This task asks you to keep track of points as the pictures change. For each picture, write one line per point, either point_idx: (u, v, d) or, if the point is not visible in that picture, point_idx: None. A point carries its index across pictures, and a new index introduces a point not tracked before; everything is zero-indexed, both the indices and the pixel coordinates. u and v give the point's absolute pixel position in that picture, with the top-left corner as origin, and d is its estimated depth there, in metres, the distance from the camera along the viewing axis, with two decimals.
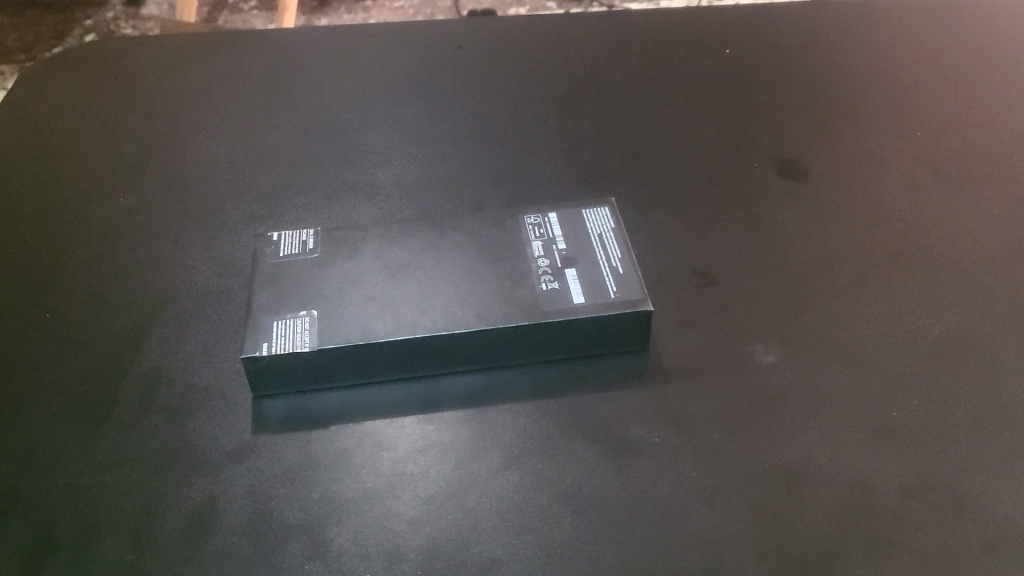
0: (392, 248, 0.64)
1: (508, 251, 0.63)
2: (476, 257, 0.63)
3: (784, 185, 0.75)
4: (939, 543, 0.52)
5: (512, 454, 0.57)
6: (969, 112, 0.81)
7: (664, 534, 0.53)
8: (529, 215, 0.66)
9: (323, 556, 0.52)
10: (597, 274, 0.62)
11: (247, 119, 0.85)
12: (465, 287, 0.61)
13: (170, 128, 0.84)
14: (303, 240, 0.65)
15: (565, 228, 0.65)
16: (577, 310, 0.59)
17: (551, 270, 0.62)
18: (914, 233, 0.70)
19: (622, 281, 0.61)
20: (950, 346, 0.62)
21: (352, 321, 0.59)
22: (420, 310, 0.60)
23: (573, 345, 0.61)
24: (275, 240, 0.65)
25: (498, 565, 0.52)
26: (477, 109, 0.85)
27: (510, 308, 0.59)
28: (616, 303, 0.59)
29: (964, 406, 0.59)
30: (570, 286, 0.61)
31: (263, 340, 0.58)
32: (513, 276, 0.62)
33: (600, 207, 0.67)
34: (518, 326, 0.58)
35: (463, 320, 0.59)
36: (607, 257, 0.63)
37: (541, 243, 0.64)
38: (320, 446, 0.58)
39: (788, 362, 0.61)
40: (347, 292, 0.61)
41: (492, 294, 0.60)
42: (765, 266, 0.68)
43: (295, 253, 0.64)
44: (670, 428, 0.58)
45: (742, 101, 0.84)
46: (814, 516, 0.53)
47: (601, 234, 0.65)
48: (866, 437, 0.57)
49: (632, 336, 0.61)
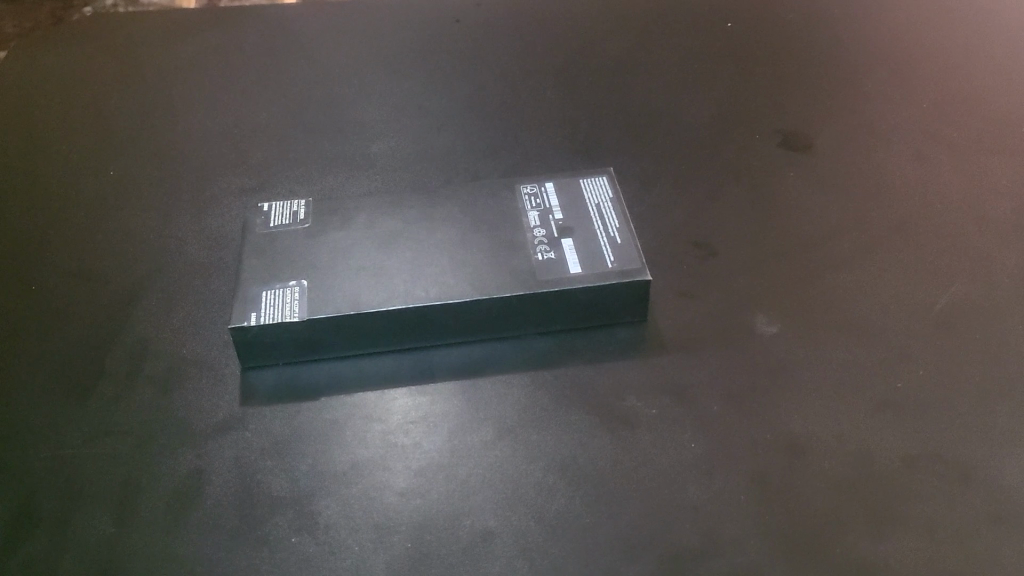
0: (384, 219, 0.63)
1: (502, 221, 0.62)
2: (470, 228, 0.62)
3: (788, 156, 0.73)
4: (946, 515, 0.50)
5: (505, 425, 0.56)
6: (975, 83, 0.79)
7: (662, 505, 0.51)
8: (525, 184, 0.65)
9: (311, 529, 0.51)
10: (594, 243, 0.60)
11: (240, 93, 0.83)
12: (459, 257, 0.59)
13: (163, 103, 0.82)
14: (294, 211, 0.64)
15: (561, 198, 0.63)
16: (572, 280, 0.57)
17: (547, 240, 0.60)
18: (919, 202, 0.69)
19: (621, 251, 0.59)
20: (956, 317, 0.60)
21: (341, 290, 0.58)
22: (413, 280, 0.58)
23: (569, 317, 0.60)
24: (266, 211, 0.64)
25: (490, 538, 0.50)
26: (473, 81, 0.83)
27: (504, 278, 0.58)
28: (614, 273, 0.58)
29: (973, 376, 0.57)
30: (567, 255, 0.59)
31: (251, 310, 0.57)
32: (507, 247, 0.60)
33: (597, 177, 0.65)
34: (512, 296, 0.57)
35: (456, 290, 0.57)
36: (605, 227, 0.61)
37: (537, 214, 0.62)
38: (309, 418, 0.57)
39: (789, 334, 0.60)
40: (337, 261, 0.60)
41: (486, 264, 0.59)
42: (766, 237, 0.66)
43: (285, 224, 0.63)
44: (668, 400, 0.56)
45: (744, 73, 0.82)
46: (817, 486, 0.52)
47: (599, 204, 0.63)
48: (870, 409, 0.55)
49: (629, 306, 0.60)
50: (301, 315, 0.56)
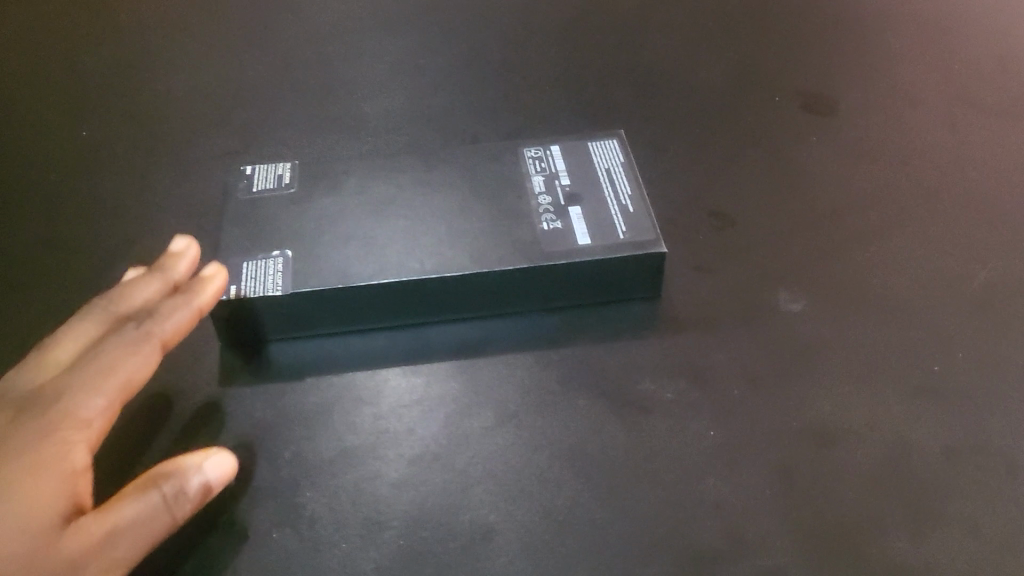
0: (377, 183, 0.58)
1: (504, 187, 0.57)
2: (469, 195, 0.57)
3: (812, 119, 0.68)
4: (990, 513, 0.46)
5: (507, 410, 0.51)
6: (1012, 41, 0.74)
7: (679, 500, 0.47)
8: (528, 147, 0.60)
9: (295, 523, 0.47)
10: (604, 212, 0.55)
11: (225, 47, 0.78)
12: (458, 227, 0.55)
13: (141, 58, 0.77)
14: (279, 174, 0.59)
15: (568, 162, 0.58)
16: (581, 253, 0.53)
17: (554, 209, 0.55)
18: (954, 170, 0.64)
19: (633, 220, 0.54)
20: (997, 294, 0.56)
21: (328, 263, 0.53)
22: (407, 252, 0.53)
23: (577, 292, 0.55)
24: (249, 175, 0.59)
25: (491, 535, 0.46)
26: (474, 37, 0.78)
27: (507, 250, 0.53)
28: (626, 245, 0.53)
29: (1015, 359, 0.52)
30: (575, 225, 0.54)
31: (231, 282, 0.52)
32: (510, 215, 0.55)
33: (607, 140, 0.60)
34: (516, 269, 0.52)
35: (454, 263, 0.53)
36: (616, 195, 0.56)
37: (542, 179, 0.57)
38: (294, 399, 0.52)
39: (815, 312, 0.55)
40: (324, 230, 0.55)
41: (487, 234, 0.54)
42: (790, 206, 0.62)
43: (269, 189, 0.58)
44: (685, 383, 0.52)
45: (763, 31, 0.77)
46: (849, 480, 0.47)
47: (609, 169, 0.58)
48: (904, 395, 0.51)
49: (642, 281, 0.55)
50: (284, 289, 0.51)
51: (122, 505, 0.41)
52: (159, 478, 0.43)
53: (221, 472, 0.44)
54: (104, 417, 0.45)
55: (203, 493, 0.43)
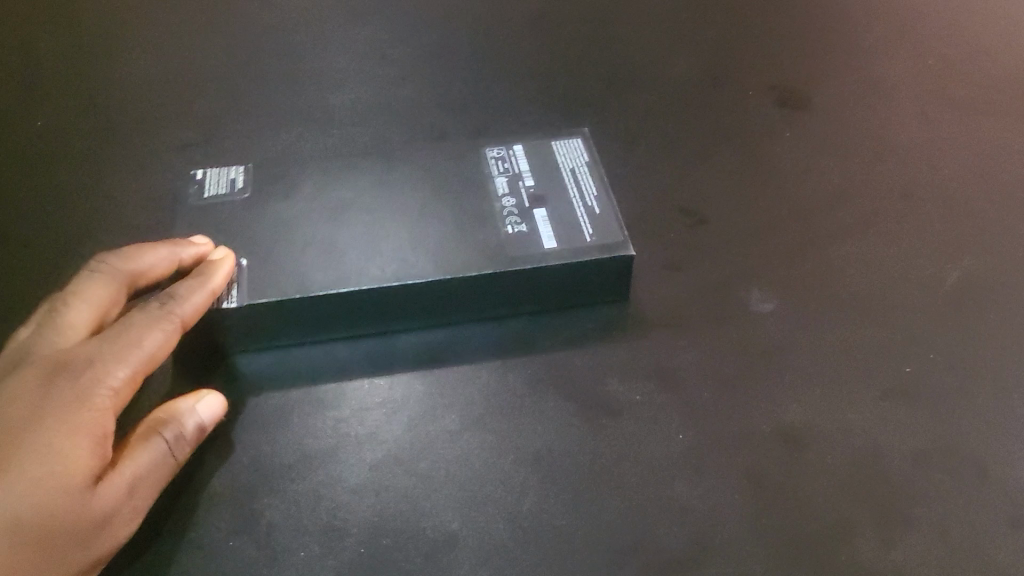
0: (339, 184, 0.56)
1: (467, 189, 0.56)
2: (433, 196, 0.55)
3: (785, 114, 0.67)
4: (959, 518, 0.45)
5: (473, 414, 0.50)
6: (986, 36, 0.73)
7: (646, 506, 0.46)
8: (491, 147, 0.58)
9: (252, 530, 0.45)
10: (570, 214, 0.54)
11: (187, 35, 0.75)
12: (421, 230, 0.53)
13: (99, 45, 0.74)
14: (232, 178, 0.57)
15: (532, 162, 0.57)
16: (547, 256, 0.51)
17: (518, 211, 0.54)
18: (926, 168, 0.63)
19: (599, 222, 0.53)
20: (969, 295, 0.55)
21: (286, 269, 0.51)
22: (368, 259, 0.52)
23: (542, 297, 0.54)
24: (200, 180, 0.57)
25: (454, 543, 0.45)
26: (443, 27, 0.76)
27: (471, 255, 0.52)
28: (593, 248, 0.52)
29: (986, 361, 0.52)
30: (540, 228, 0.53)
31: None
32: (473, 218, 0.54)
33: (571, 138, 0.59)
34: (481, 274, 0.51)
35: (417, 269, 0.51)
36: (581, 196, 0.55)
37: (506, 179, 0.56)
38: (252, 408, 0.50)
39: (786, 312, 0.54)
40: (283, 234, 0.53)
41: (450, 238, 0.53)
42: (761, 204, 0.61)
43: (221, 193, 0.56)
44: (654, 385, 0.51)
45: (737, 24, 0.76)
46: (818, 484, 0.47)
47: (574, 168, 0.57)
48: (874, 397, 0.50)
49: (609, 285, 0.54)
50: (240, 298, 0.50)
51: (138, 456, 0.42)
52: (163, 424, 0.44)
53: (215, 414, 0.46)
54: (127, 389, 0.43)
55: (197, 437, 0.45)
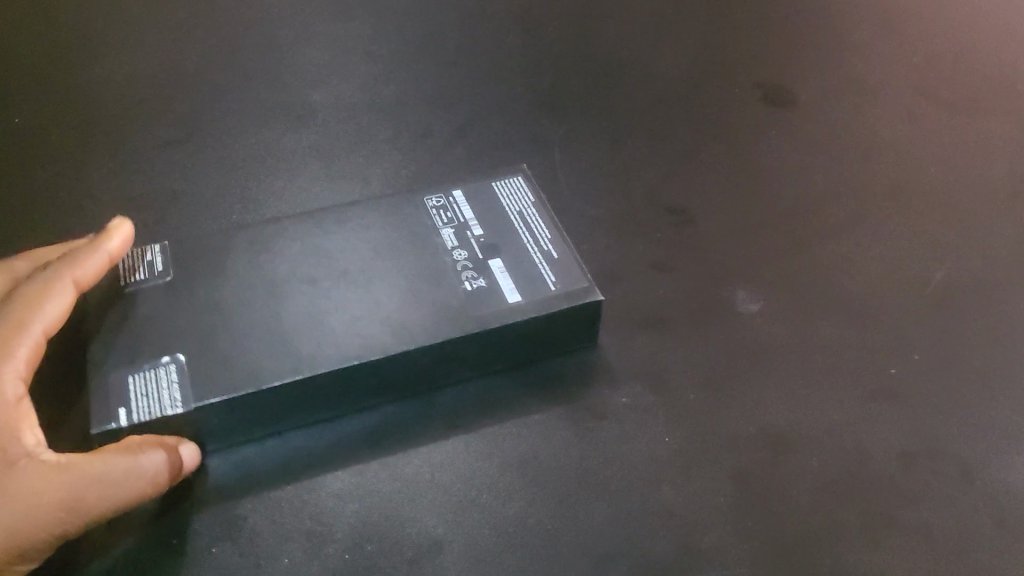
0: (270, 238, 0.53)
1: (410, 242, 0.53)
2: (377, 248, 0.52)
3: (770, 113, 0.67)
4: (946, 519, 0.45)
5: (458, 418, 0.50)
6: (969, 34, 0.73)
7: (633, 509, 0.46)
8: (428, 196, 0.56)
9: (235, 536, 0.45)
10: (527, 262, 0.51)
11: (163, 32, 0.74)
12: (372, 283, 0.50)
13: (76, 41, 0.73)
14: (148, 260, 0.51)
15: (476, 209, 0.55)
16: (513, 312, 0.48)
17: (473, 264, 0.51)
18: (911, 167, 0.63)
19: (561, 267, 0.51)
20: (954, 294, 0.55)
21: (244, 353, 0.46)
22: (328, 316, 0.48)
23: (512, 354, 0.51)
24: (112, 264, 0.51)
25: (439, 547, 0.44)
26: (425, 25, 0.75)
27: (431, 314, 0.48)
28: (560, 298, 0.49)
29: (971, 361, 0.52)
30: (499, 281, 0.50)
31: (119, 403, 0.44)
32: (427, 276, 0.50)
33: (511, 178, 0.57)
34: (446, 340, 0.47)
35: (377, 337, 0.47)
36: (536, 241, 0.53)
37: (452, 231, 0.53)
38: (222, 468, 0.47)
39: (772, 312, 0.54)
40: (225, 302, 0.49)
41: (408, 291, 0.50)
42: (748, 203, 0.60)
43: (138, 277, 0.50)
44: (640, 388, 0.51)
45: (722, 22, 0.75)
46: (805, 485, 0.46)
47: (521, 212, 0.55)
48: (861, 399, 0.50)
49: (579, 334, 0.52)
50: (202, 387, 0.45)
51: (83, 473, 0.41)
52: (137, 447, 0.43)
53: (187, 465, 0.45)
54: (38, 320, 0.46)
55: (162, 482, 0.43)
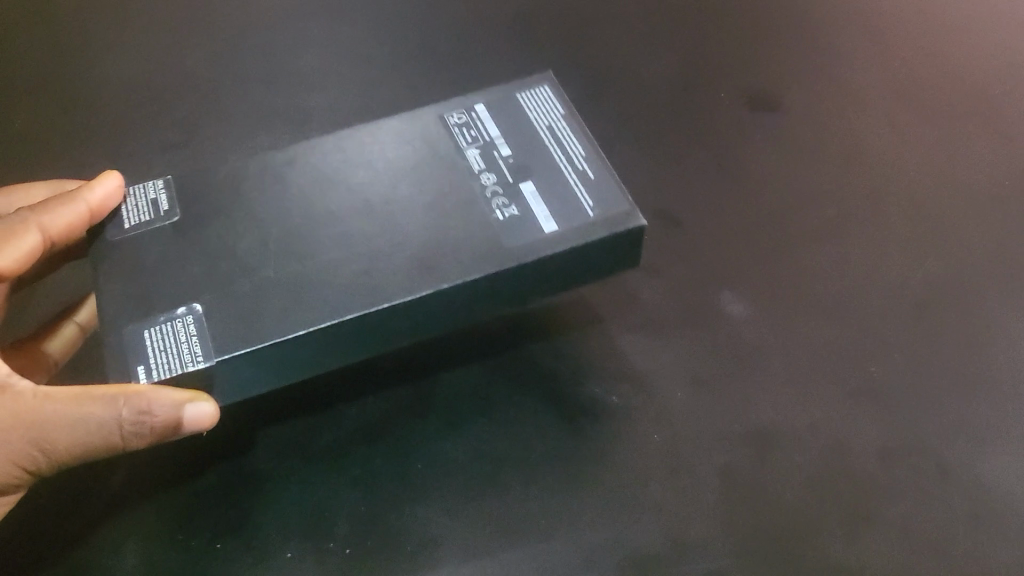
0: (287, 169, 0.50)
1: (435, 164, 0.49)
2: (397, 176, 0.49)
3: (758, 115, 0.69)
4: (921, 514, 0.48)
5: (455, 414, 0.52)
6: (959, 27, 0.74)
7: (623, 507, 0.48)
8: (449, 112, 0.52)
9: (244, 532, 0.48)
10: (561, 184, 0.47)
11: (163, 27, 0.75)
12: (399, 213, 0.47)
13: (72, 42, 0.74)
14: (154, 199, 0.50)
15: (501, 123, 0.51)
16: (548, 246, 0.45)
17: (504, 191, 0.47)
18: (895, 169, 0.65)
19: (597, 188, 0.47)
20: (935, 295, 0.57)
21: (267, 297, 0.45)
22: (348, 255, 0.46)
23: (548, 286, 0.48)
24: (123, 208, 0.50)
25: (435, 542, 0.47)
26: (421, 19, 0.76)
27: (459, 248, 0.46)
28: (599, 226, 0.46)
29: (950, 360, 0.54)
30: (533, 209, 0.47)
31: (137, 361, 0.44)
32: (454, 205, 0.47)
33: (538, 89, 0.52)
34: (478, 280, 0.45)
35: (401, 277, 0.45)
36: (568, 157, 0.48)
37: (478, 152, 0.49)
38: (240, 461, 0.50)
39: (759, 312, 0.56)
40: (238, 243, 0.47)
41: (434, 224, 0.47)
42: (736, 206, 0.62)
43: (145, 220, 0.49)
44: (631, 386, 0.53)
45: (714, 17, 0.76)
46: (787, 482, 0.49)
47: (551, 123, 0.50)
48: (844, 397, 0.52)
49: (621, 256, 0.48)
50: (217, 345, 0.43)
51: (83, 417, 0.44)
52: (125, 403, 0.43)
53: (185, 419, 0.44)
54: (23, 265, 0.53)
55: (171, 427, 0.44)
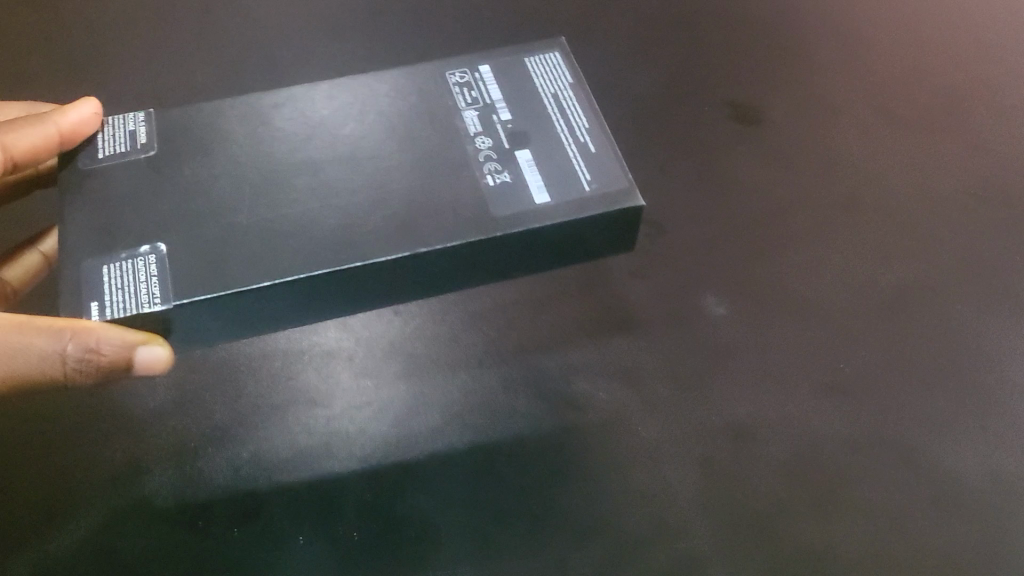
0: (271, 110, 0.51)
1: (432, 123, 0.51)
2: (390, 134, 0.50)
3: (739, 118, 0.71)
4: (886, 499, 0.52)
5: (452, 409, 0.55)
6: (929, 35, 0.77)
7: (610, 495, 0.52)
8: (450, 70, 0.53)
9: (255, 518, 0.51)
10: (559, 155, 0.49)
11: (166, 4, 0.77)
12: (383, 166, 0.49)
13: (56, 33, 0.74)
14: (132, 130, 0.50)
15: (504, 90, 0.52)
16: (537, 214, 0.47)
17: (498, 155, 0.49)
18: (868, 175, 0.68)
19: (595, 163, 0.49)
20: (902, 296, 0.61)
21: (239, 240, 0.45)
22: (333, 208, 0.47)
23: (533, 255, 0.49)
24: (98, 138, 0.51)
25: (436, 527, 0.50)
26: (411, 10, 0.77)
27: (444, 209, 0.47)
28: (593, 201, 0.47)
29: (913, 356, 0.58)
30: (526, 176, 0.48)
31: (93, 298, 0.44)
32: (445, 163, 0.49)
33: (547, 55, 0.54)
34: (462, 241, 0.46)
35: (386, 236, 0.46)
36: (570, 129, 0.50)
37: (476, 113, 0.51)
38: (249, 451, 0.53)
39: (737, 313, 0.60)
40: (213, 185, 0.47)
41: (426, 182, 0.48)
42: (716, 211, 0.66)
43: (121, 151, 0.50)
44: (616, 382, 0.56)
45: (697, 18, 0.78)
46: (762, 470, 0.53)
47: (556, 94, 0.52)
48: (814, 391, 0.56)
49: (611, 232, 0.49)
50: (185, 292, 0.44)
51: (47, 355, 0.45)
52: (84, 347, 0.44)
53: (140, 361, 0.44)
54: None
55: (120, 365, 0.45)
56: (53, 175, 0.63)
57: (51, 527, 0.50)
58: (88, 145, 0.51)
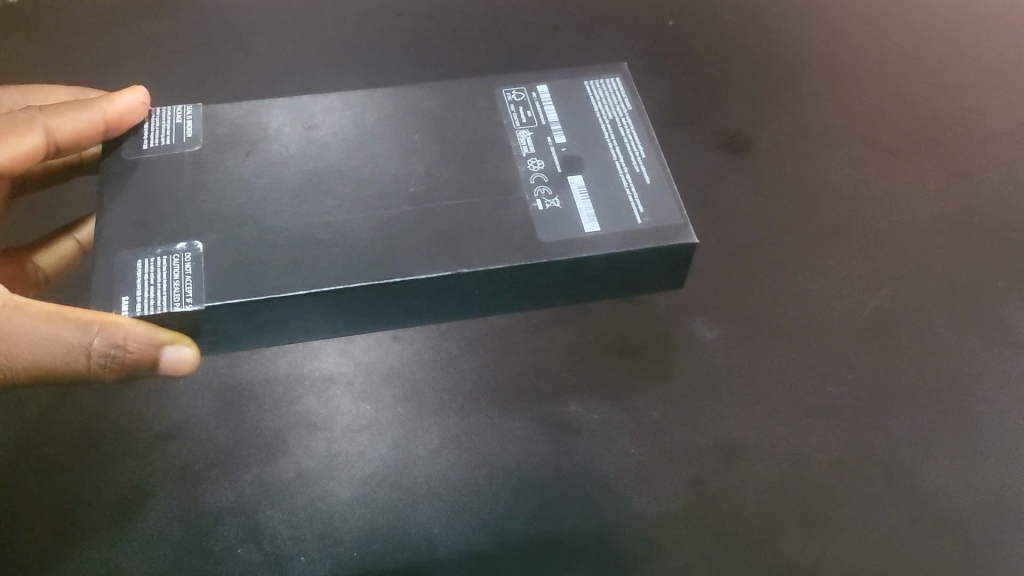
0: (316, 112, 0.59)
1: (494, 143, 0.57)
2: (444, 156, 0.56)
3: (730, 147, 0.73)
4: (871, 519, 0.54)
5: (450, 433, 0.56)
6: (914, 69, 0.80)
7: (604, 515, 0.53)
8: (509, 88, 0.60)
9: (258, 540, 0.52)
10: (613, 185, 0.56)
11: (176, 34, 0.79)
12: (436, 188, 0.54)
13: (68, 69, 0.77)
14: (179, 124, 0.58)
15: (561, 115, 0.59)
16: (584, 238, 0.53)
17: (551, 180, 0.55)
18: (854, 203, 0.70)
19: (649, 197, 0.55)
20: (887, 322, 0.63)
21: (273, 242, 0.52)
22: (391, 222, 0.53)
23: (576, 279, 0.56)
24: (146, 128, 0.58)
25: (435, 548, 0.52)
26: (412, 47, 0.80)
27: (492, 229, 0.53)
28: (645, 234, 0.54)
29: (899, 381, 0.60)
30: (575, 203, 0.54)
31: (123, 291, 0.50)
32: (500, 184, 0.55)
33: (609, 81, 0.61)
34: (508, 261, 0.52)
35: (436, 253, 0.52)
36: (627, 160, 0.57)
37: (531, 134, 0.58)
38: (251, 475, 0.54)
39: (727, 339, 0.62)
40: (271, 208, 0.53)
41: (486, 201, 0.54)
42: (708, 237, 0.67)
43: (166, 143, 0.57)
44: (610, 405, 0.58)
45: (689, 52, 0.80)
46: (751, 491, 0.54)
47: (614, 120, 0.59)
48: (803, 414, 0.58)
49: (659, 263, 0.56)
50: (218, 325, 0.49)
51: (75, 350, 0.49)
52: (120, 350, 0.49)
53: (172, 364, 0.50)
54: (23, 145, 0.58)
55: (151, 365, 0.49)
56: (95, 163, 0.68)
57: (56, 550, 0.51)
58: (134, 135, 0.58)
